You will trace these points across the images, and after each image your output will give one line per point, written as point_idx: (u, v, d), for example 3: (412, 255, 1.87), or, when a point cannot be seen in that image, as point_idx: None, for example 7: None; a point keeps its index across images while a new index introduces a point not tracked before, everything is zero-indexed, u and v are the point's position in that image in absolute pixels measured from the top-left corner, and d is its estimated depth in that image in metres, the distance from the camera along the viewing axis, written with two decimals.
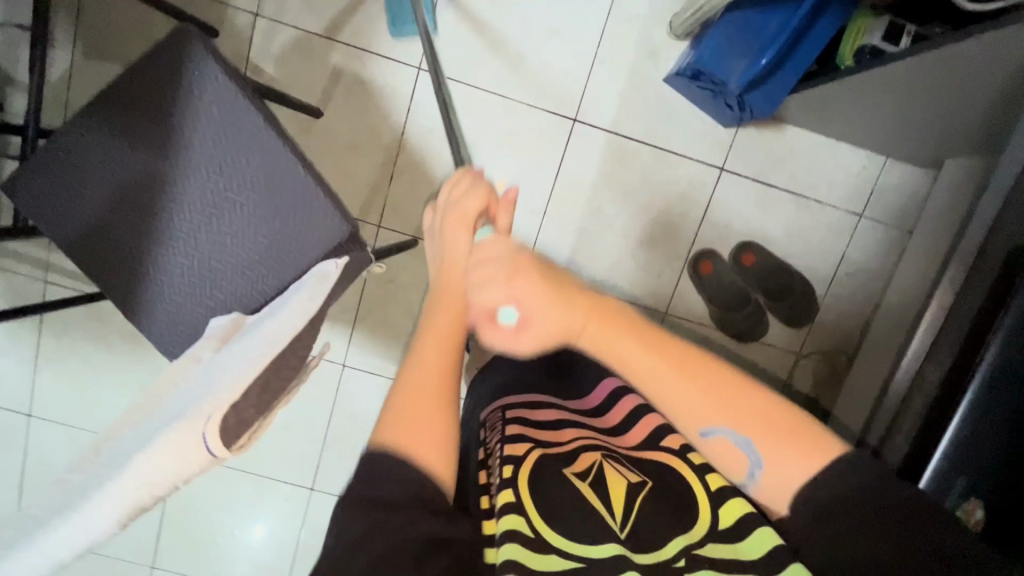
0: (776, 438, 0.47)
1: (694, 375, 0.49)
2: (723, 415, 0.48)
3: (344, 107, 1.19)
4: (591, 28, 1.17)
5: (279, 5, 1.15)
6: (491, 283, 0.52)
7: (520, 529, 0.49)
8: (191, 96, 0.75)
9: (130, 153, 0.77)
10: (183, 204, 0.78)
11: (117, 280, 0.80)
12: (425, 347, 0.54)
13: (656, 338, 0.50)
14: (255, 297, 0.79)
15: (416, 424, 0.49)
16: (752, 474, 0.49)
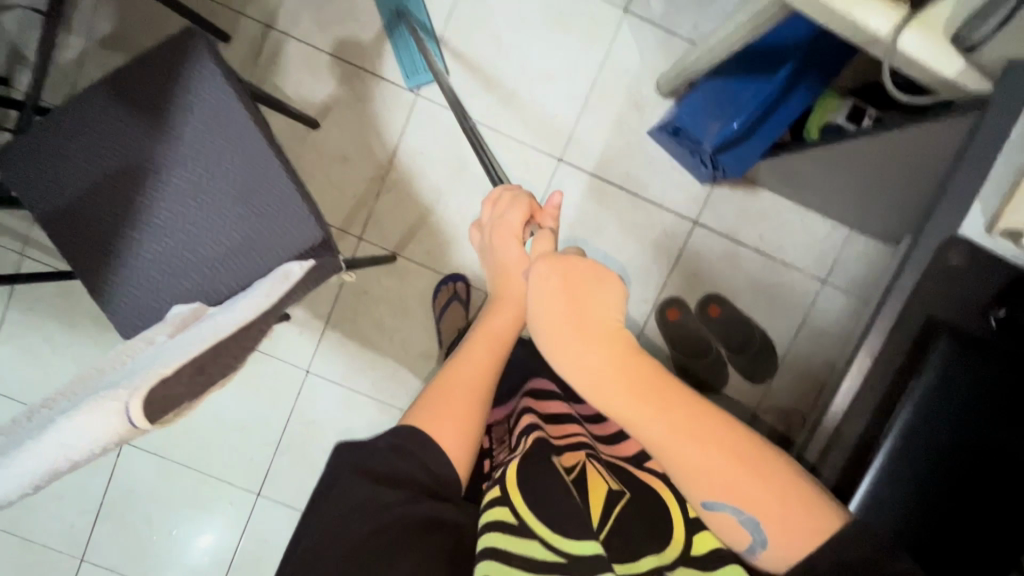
0: (783, 512, 0.51)
1: (704, 437, 0.53)
2: (727, 492, 0.53)
3: (341, 122, 1.24)
4: (584, 76, 1.24)
5: (292, 20, 1.20)
6: (547, 293, 0.62)
7: (507, 521, 0.55)
8: (189, 94, 0.79)
9: (122, 137, 0.80)
10: (166, 194, 0.81)
11: (85, 257, 0.81)
12: (472, 352, 0.68)
13: (672, 396, 0.55)
14: (221, 290, 0.81)
15: (444, 410, 0.62)
16: (753, 548, 0.53)
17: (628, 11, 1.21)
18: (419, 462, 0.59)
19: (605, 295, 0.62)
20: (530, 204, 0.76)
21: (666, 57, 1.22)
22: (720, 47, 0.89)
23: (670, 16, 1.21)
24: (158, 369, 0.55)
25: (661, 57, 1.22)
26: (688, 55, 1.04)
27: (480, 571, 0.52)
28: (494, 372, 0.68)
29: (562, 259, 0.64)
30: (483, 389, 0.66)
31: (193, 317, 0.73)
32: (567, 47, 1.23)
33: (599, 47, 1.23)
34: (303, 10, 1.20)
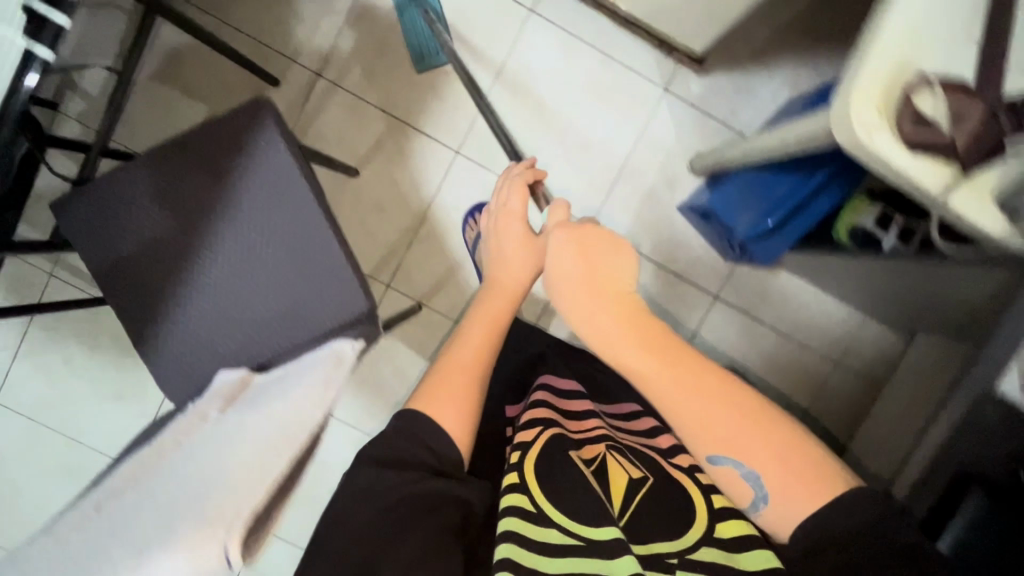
0: (783, 473, 0.58)
1: (703, 392, 0.62)
2: (727, 448, 0.61)
3: (381, 172, 1.26)
4: (621, 148, 1.27)
5: (341, 70, 1.22)
6: (564, 258, 0.73)
7: (524, 507, 0.61)
8: (255, 161, 0.81)
9: (183, 196, 0.81)
10: (220, 251, 0.82)
11: (132, 307, 0.82)
12: (461, 349, 0.77)
13: (678, 358, 0.65)
14: (265, 353, 0.83)
15: (450, 394, 0.72)
16: (757, 504, 0.60)
17: (668, 90, 1.25)
18: (417, 441, 0.66)
19: (619, 262, 0.74)
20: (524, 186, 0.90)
21: (703, 137, 1.25)
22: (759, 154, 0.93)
23: (708, 99, 1.24)
24: (237, 486, 0.58)
25: (697, 137, 1.26)
26: (725, 148, 1.07)
27: (500, 553, 0.56)
28: (487, 360, 0.78)
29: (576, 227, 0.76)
30: (477, 372, 0.75)
31: (237, 389, 0.75)
32: (608, 118, 1.26)
33: (638, 122, 1.26)
34: (353, 62, 1.22)
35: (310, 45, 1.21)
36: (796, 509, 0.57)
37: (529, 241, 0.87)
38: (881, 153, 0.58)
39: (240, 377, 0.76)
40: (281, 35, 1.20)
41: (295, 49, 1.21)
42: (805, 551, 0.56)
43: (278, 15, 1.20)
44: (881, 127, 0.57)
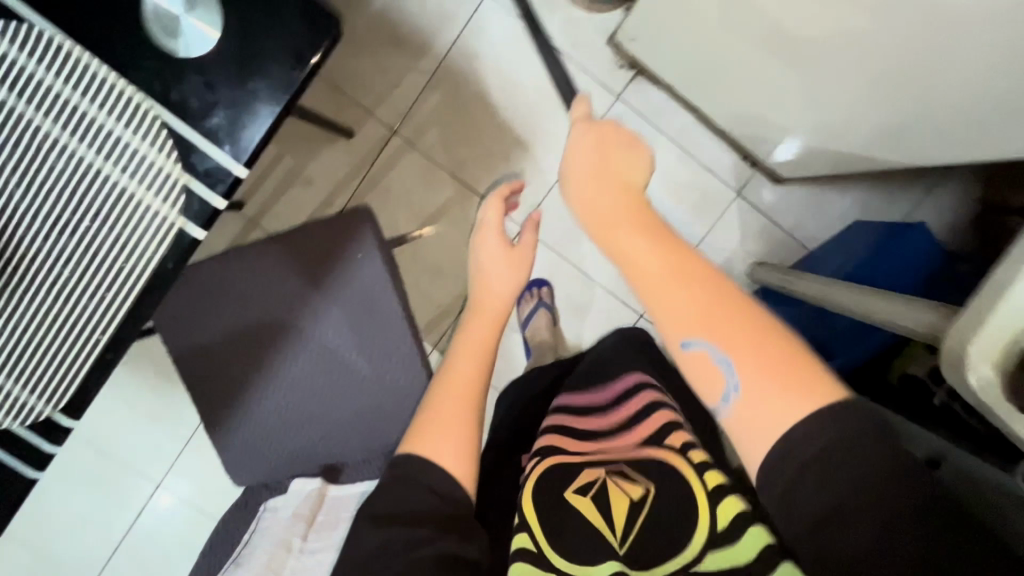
0: (773, 377, 0.40)
1: (703, 285, 0.43)
2: (709, 329, 0.42)
3: (443, 234, 1.20)
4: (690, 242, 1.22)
5: (419, 129, 1.18)
6: (582, 186, 0.50)
7: (526, 547, 0.63)
8: (351, 272, 0.79)
9: (269, 291, 0.79)
10: (300, 353, 0.80)
11: (208, 400, 0.80)
12: (460, 364, 0.59)
13: (675, 245, 0.45)
14: (335, 455, 0.81)
15: (443, 426, 0.54)
16: (726, 397, 0.42)
17: (740, 194, 1.21)
18: (419, 485, 0.52)
19: (632, 159, 0.51)
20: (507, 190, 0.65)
21: (777, 246, 1.22)
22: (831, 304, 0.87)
23: (780, 210, 1.22)
24: None
25: (771, 245, 1.22)
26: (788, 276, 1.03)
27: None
28: (484, 376, 0.59)
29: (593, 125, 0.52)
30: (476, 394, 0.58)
31: (315, 503, 0.74)
32: (681, 211, 1.21)
33: (707, 218, 1.22)
34: (432, 123, 1.18)
35: (390, 100, 1.17)
36: (781, 417, 0.40)
37: (513, 253, 0.63)
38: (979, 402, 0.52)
39: (315, 490, 0.75)
40: (361, 87, 1.16)
41: (375, 102, 1.17)
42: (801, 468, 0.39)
43: (363, 66, 1.16)
44: (987, 381, 0.51)
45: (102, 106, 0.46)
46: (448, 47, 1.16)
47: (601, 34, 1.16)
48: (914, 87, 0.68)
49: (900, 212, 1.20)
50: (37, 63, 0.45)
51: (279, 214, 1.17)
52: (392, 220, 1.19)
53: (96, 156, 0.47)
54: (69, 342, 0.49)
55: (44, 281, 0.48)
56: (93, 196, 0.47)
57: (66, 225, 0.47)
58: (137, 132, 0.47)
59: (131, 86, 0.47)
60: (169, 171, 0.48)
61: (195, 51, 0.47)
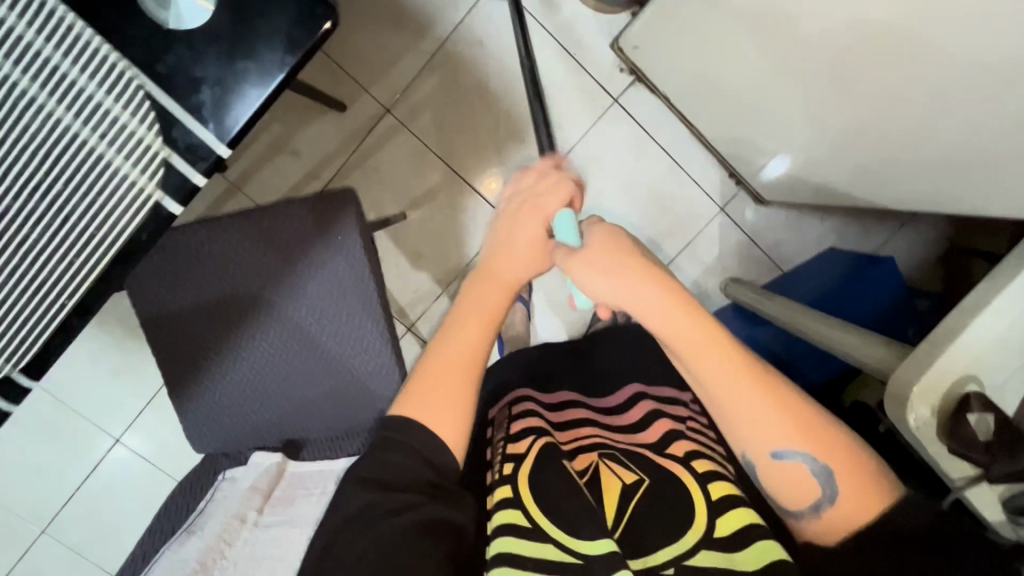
0: (849, 470, 0.52)
1: (772, 394, 0.54)
2: (798, 439, 0.53)
3: (427, 219, 1.20)
4: (668, 252, 1.23)
5: (412, 111, 1.16)
6: (595, 278, 0.60)
7: (518, 523, 0.53)
8: (327, 254, 0.79)
9: (245, 264, 0.79)
10: (271, 327, 0.80)
11: (173, 365, 0.81)
12: (456, 340, 0.61)
13: (744, 359, 0.55)
14: (297, 430, 0.83)
15: (439, 395, 0.57)
16: (818, 506, 0.52)
17: (722, 211, 1.23)
18: (418, 456, 0.54)
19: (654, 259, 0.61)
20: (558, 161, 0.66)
21: (753, 265, 1.25)
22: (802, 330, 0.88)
23: (758, 230, 1.24)
24: None
25: (747, 264, 1.25)
26: (764, 297, 1.04)
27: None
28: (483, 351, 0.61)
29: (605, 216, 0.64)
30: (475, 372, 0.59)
31: (274, 476, 0.76)
32: (665, 220, 1.22)
33: (689, 230, 1.23)
34: (427, 106, 1.17)
35: (387, 77, 1.15)
36: (860, 509, 0.50)
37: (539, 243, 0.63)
38: (914, 438, 0.58)
39: (274, 465, 0.77)
40: (358, 61, 1.14)
41: (370, 78, 1.15)
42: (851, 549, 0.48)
43: (361, 40, 1.14)
44: (925, 420, 0.57)
45: (78, 66, 0.44)
46: (450, 31, 1.15)
47: (606, 35, 1.15)
48: (895, 130, 0.70)
49: (872, 244, 1.24)
50: (16, 15, 0.43)
51: (262, 182, 1.15)
52: (377, 200, 1.18)
53: (73, 121, 0.45)
54: (32, 305, 0.48)
55: (8, 244, 0.46)
56: (67, 163, 0.46)
57: (32, 185, 0.46)
58: (120, 102, 0.46)
59: (105, 41, 0.45)
60: (151, 145, 0.47)
61: (185, 25, 0.47)
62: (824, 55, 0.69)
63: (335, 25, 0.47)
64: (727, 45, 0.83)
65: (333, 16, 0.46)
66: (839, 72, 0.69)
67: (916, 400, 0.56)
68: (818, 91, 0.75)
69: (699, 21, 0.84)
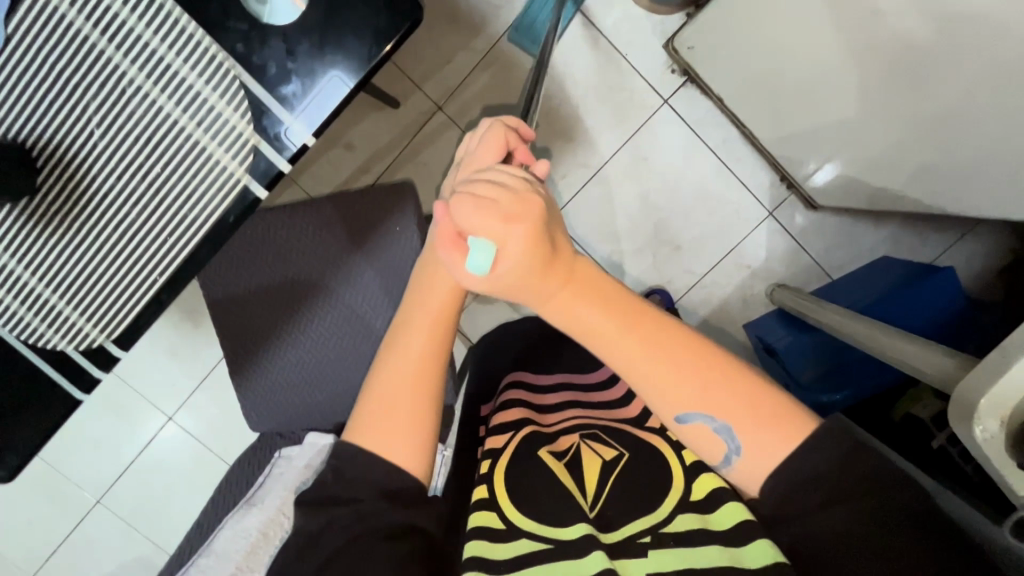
0: (752, 421, 0.49)
1: (665, 352, 0.50)
2: (698, 402, 0.50)
3: None
4: (713, 254, 1.22)
5: (464, 108, 1.18)
6: (473, 218, 0.47)
7: (492, 525, 0.52)
8: (388, 244, 0.82)
9: (308, 253, 0.82)
10: (328, 313, 0.83)
11: (237, 343, 0.84)
12: (407, 344, 0.54)
13: (633, 312, 0.50)
14: (344, 413, 0.86)
15: (394, 423, 0.51)
16: (728, 458, 0.51)
17: (772, 215, 1.21)
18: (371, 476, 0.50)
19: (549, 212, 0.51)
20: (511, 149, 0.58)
21: (801, 272, 1.22)
22: (850, 337, 0.86)
23: (809, 236, 1.21)
24: None
25: (795, 270, 1.22)
26: (814, 300, 1.02)
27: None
28: (437, 352, 0.54)
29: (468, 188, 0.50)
30: (428, 381, 0.53)
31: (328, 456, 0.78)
32: (711, 223, 1.21)
33: (735, 233, 1.22)
34: (477, 104, 1.18)
35: (440, 75, 1.17)
36: (770, 457, 0.49)
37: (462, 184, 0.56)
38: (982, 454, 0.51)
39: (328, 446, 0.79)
40: (413, 57, 1.16)
41: (424, 76, 1.17)
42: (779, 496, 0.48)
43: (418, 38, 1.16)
44: (995, 434, 0.50)
45: (180, 56, 0.48)
46: (504, 30, 1.16)
47: (659, 36, 1.15)
48: (971, 137, 0.68)
49: (928, 254, 1.20)
50: (129, 10, 0.47)
51: (317, 174, 1.19)
52: (426, 193, 1.21)
53: (174, 108, 0.49)
54: (129, 276, 0.52)
55: (114, 219, 0.50)
56: (167, 146, 0.49)
57: (134, 165, 0.50)
58: (216, 91, 0.49)
59: (206, 33, 0.48)
60: (242, 131, 0.50)
61: (278, 20, 0.49)
62: (892, 58, 0.68)
63: (419, 22, 0.49)
64: (789, 47, 0.82)
65: (418, 15, 0.49)
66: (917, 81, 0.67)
67: (984, 410, 0.50)
68: (887, 91, 0.73)
69: (768, 19, 0.82)
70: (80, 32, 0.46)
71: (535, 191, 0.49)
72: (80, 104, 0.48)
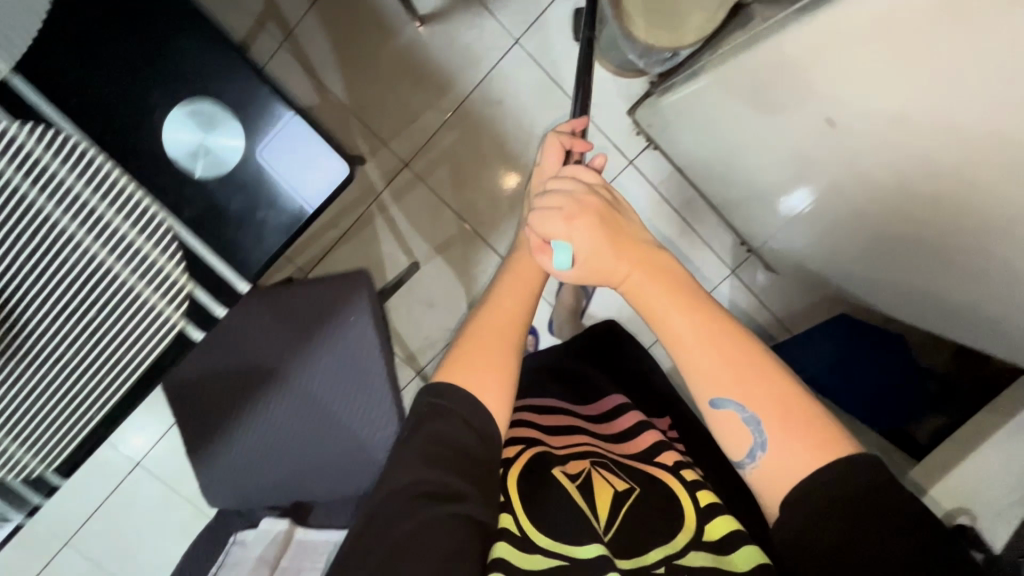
0: (785, 417, 0.47)
1: (717, 335, 0.50)
2: (738, 384, 0.48)
3: (441, 271, 1.20)
4: None
5: (430, 166, 1.18)
6: (550, 218, 0.57)
7: (511, 529, 0.51)
8: (341, 330, 0.82)
9: (264, 338, 0.82)
10: (285, 396, 0.83)
11: (193, 431, 0.83)
12: (502, 301, 0.60)
13: (685, 295, 0.52)
14: (303, 492, 0.84)
15: (478, 361, 0.54)
16: (752, 454, 0.48)
17: (734, 272, 1.23)
18: (443, 437, 0.50)
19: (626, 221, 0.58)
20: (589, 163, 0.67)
21: (765, 327, 1.24)
22: None
23: (770, 292, 1.23)
24: None
25: (759, 325, 1.24)
26: None
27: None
28: (523, 315, 0.59)
29: (549, 193, 0.59)
30: (513, 337, 0.57)
31: (283, 544, 0.78)
32: None
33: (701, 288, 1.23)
34: (444, 163, 1.18)
35: (407, 132, 1.17)
36: (798, 465, 0.45)
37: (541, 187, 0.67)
38: None
39: (282, 532, 0.79)
40: (379, 113, 1.16)
41: (390, 134, 1.17)
42: (806, 522, 0.44)
43: (386, 96, 1.15)
44: None
45: (113, 207, 0.49)
46: (472, 89, 1.16)
47: (625, 99, 1.18)
48: (907, 252, 0.68)
49: None
50: (62, 165, 0.48)
51: None
52: (391, 249, 1.19)
53: (107, 255, 0.49)
54: (66, 420, 0.52)
55: (45, 358, 0.50)
56: (98, 292, 0.50)
57: (65, 314, 0.50)
58: (150, 240, 0.50)
59: (137, 187, 0.50)
60: (176, 278, 0.51)
61: (214, 163, 0.55)
62: None
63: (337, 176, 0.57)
64: None
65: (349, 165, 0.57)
66: (843, 197, 0.69)
67: None
68: None
69: None
70: (10, 184, 0.47)
71: (596, 198, 0.58)
72: (9, 244, 0.48)
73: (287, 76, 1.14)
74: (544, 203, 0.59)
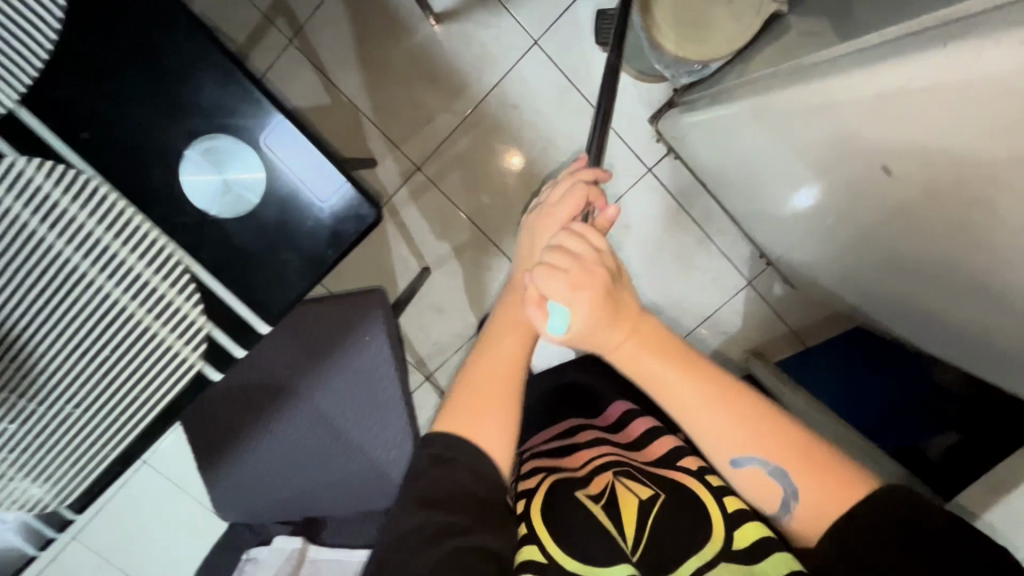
0: (806, 468, 0.46)
1: (724, 401, 0.49)
2: (758, 446, 0.48)
3: (451, 277, 1.17)
4: (689, 321, 1.22)
5: (443, 170, 1.15)
6: (551, 275, 0.50)
7: (536, 560, 0.47)
8: (358, 350, 0.82)
9: (281, 355, 0.82)
10: (300, 413, 0.82)
11: (207, 448, 0.83)
12: (499, 353, 0.55)
13: (688, 362, 0.51)
14: (312, 507, 0.83)
15: (478, 411, 0.50)
16: (787, 504, 0.47)
17: (750, 284, 1.21)
18: (448, 483, 0.46)
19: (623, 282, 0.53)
20: (592, 194, 0.59)
21: (778, 339, 1.22)
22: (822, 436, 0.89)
23: (785, 304, 1.21)
24: None
25: (773, 337, 1.22)
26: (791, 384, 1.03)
27: None
28: (522, 367, 0.54)
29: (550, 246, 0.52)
30: (515, 390, 0.53)
31: (296, 564, 0.74)
32: (690, 287, 1.21)
33: (715, 300, 1.21)
34: (457, 167, 1.15)
35: (420, 134, 1.14)
36: (824, 508, 0.45)
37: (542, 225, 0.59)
38: None
39: (295, 551, 0.75)
40: (392, 114, 1.13)
41: (404, 136, 1.14)
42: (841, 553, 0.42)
43: (400, 98, 1.12)
44: None
45: (135, 252, 0.53)
46: (488, 91, 1.12)
47: (646, 104, 1.14)
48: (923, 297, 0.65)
49: None
50: (85, 213, 0.51)
51: None
52: (401, 253, 1.17)
53: (123, 297, 0.53)
54: (79, 455, 0.55)
55: (56, 397, 0.53)
56: (118, 334, 0.54)
57: (83, 353, 0.53)
58: (170, 283, 0.55)
59: (156, 233, 0.54)
60: (193, 319, 0.56)
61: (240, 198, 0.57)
62: None
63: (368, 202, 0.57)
64: None
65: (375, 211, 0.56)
66: (858, 246, 0.67)
67: None
68: None
69: None
70: (33, 232, 0.50)
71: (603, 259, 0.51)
72: (30, 295, 0.50)
73: (300, 74, 1.11)
74: (547, 256, 0.51)
